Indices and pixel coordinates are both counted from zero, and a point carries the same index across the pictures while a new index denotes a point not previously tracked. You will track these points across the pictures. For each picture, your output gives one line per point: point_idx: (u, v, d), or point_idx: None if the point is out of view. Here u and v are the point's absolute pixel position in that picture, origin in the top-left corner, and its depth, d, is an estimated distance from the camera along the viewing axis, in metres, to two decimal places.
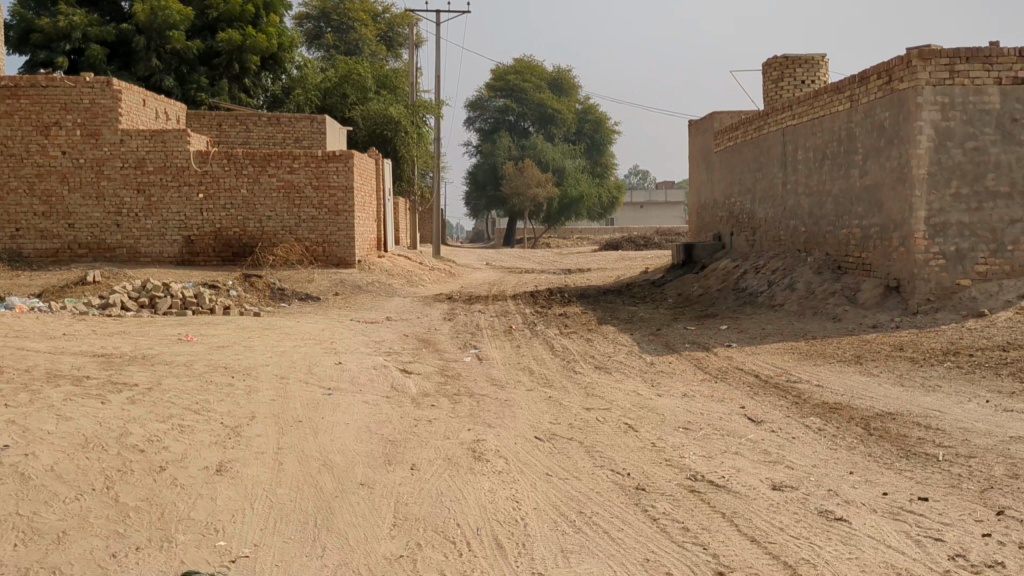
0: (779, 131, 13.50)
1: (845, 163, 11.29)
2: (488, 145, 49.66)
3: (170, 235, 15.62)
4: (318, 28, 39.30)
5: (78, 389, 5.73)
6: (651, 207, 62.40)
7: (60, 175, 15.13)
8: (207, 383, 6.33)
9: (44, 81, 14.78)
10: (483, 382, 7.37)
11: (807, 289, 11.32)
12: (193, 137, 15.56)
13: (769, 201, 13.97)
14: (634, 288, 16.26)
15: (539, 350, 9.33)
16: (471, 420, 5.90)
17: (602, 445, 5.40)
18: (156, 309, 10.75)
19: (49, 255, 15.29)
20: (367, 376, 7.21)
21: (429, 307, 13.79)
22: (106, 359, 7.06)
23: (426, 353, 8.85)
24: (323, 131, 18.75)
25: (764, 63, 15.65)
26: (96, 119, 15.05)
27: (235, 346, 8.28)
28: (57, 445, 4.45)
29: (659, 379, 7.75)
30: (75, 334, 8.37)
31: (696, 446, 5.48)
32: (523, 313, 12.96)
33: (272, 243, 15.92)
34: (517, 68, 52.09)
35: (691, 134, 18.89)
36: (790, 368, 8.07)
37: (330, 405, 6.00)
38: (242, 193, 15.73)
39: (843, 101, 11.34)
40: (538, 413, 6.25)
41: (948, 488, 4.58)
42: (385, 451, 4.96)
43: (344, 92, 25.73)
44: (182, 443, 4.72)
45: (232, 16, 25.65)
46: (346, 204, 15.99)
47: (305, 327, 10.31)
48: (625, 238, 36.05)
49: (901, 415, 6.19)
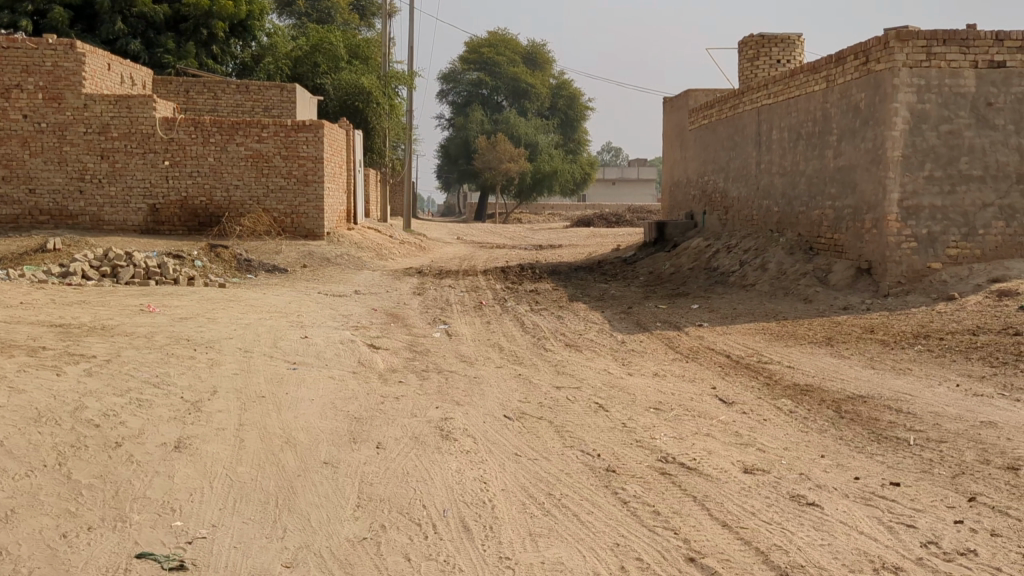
0: (754, 110, 13.43)
1: (819, 144, 11.25)
2: (461, 119, 49.30)
3: (135, 203, 15.29)
4: None
5: (32, 360, 5.55)
6: (623, 184, 62.40)
7: (21, 140, 14.77)
8: (168, 356, 6.15)
9: (5, 42, 14.40)
10: (453, 359, 7.25)
11: (778, 269, 11.30)
12: (160, 103, 15.21)
13: (743, 180, 13.91)
14: (605, 265, 16.20)
15: (510, 327, 9.22)
16: (439, 397, 5.79)
17: (572, 425, 5.32)
18: (117, 279, 10.52)
19: (9, 221, 14.96)
20: (333, 350, 7.07)
21: (399, 281, 13.63)
22: (64, 330, 6.86)
23: (395, 328, 8.72)
24: (294, 100, 18.44)
25: (740, 41, 15.57)
26: (59, 82, 14.65)
27: (199, 317, 8.10)
28: (7, 418, 4.28)
29: (630, 358, 7.69)
30: (32, 303, 8.15)
31: (667, 427, 5.41)
32: (493, 289, 12.86)
33: (239, 213, 15.64)
34: (491, 41, 51.73)
35: (665, 111, 18.78)
36: (761, 349, 8.03)
37: (295, 380, 5.85)
38: (210, 161, 15.42)
39: (820, 81, 11.27)
40: (508, 391, 6.15)
41: (920, 473, 4.54)
42: (350, 429, 4.83)
43: (315, 60, 25.33)
44: (139, 418, 4.56)
45: None
46: (316, 175, 15.74)
47: (271, 300, 10.13)
48: (597, 215, 35.98)
49: (872, 398, 6.16)
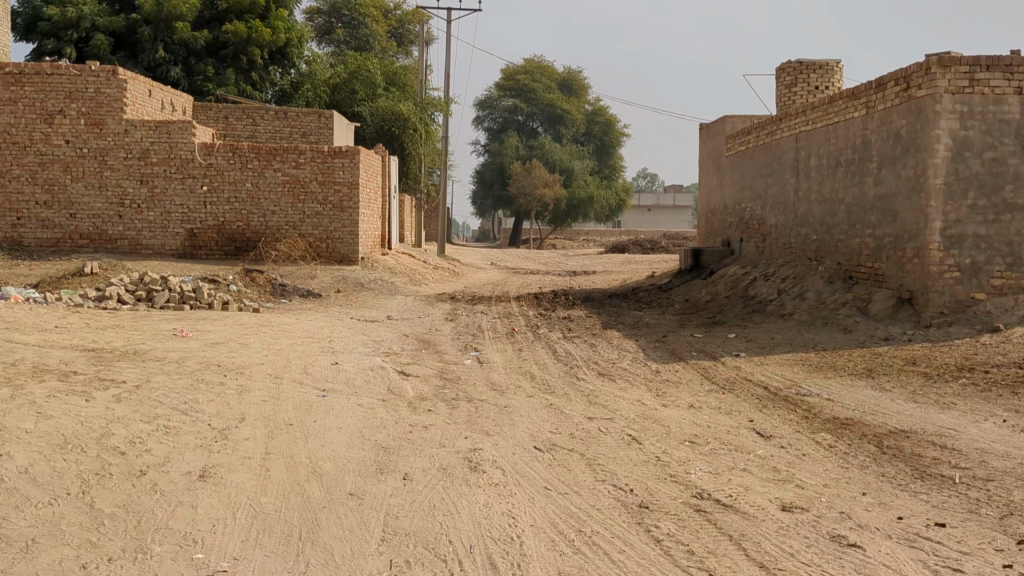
0: (793, 137, 13.27)
1: (859, 171, 11.07)
2: (496, 145, 49.50)
3: (173, 227, 15.43)
4: (328, 23, 39.20)
5: (63, 385, 5.54)
6: (658, 210, 62.16)
7: (63, 164, 14.96)
8: (198, 382, 6.12)
9: (49, 69, 14.66)
10: (484, 387, 7.15)
11: (817, 298, 11.09)
12: (199, 129, 15.38)
13: (780, 208, 13.74)
14: (641, 292, 16.06)
15: (542, 355, 9.11)
16: (469, 427, 5.69)
17: (604, 458, 5.20)
18: (153, 303, 10.59)
19: (50, 245, 15.15)
20: (363, 377, 7.01)
21: (432, 307, 13.59)
22: (96, 354, 6.88)
23: (426, 355, 8.65)
24: (331, 126, 18.57)
25: (777, 68, 15.45)
26: (101, 109, 14.88)
27: (231, 343, 8.09)
28: (34, 445, 4.25)
29: (665, 388, 7.54)
30: (67, 327, 8.20)
31: (703, 461, 5.27)
32: (526, 315, 12.77)
33: (275, 238, 15.73)
34: (527, 68, 52.07)
35: (702, 138, 18.66)
36: (800, 381, 7.84)
37: (324, 408, 5.80)
38: (247, 187, 15.55)
39: (859, 107, 11.11)
40: (539, 421, 6.04)
41: (966, 514, 4.36)
42: (377, 459, 4.75)
43: (352, 87, 25.56)
44: (165, 446, 4.52)
45: (242, 8, 25.52)
46: (351, 201, 15.80)
47: (304, 325, 10.12)
48: (633, 241, 35.80)
49: (915, 433, 5.97)
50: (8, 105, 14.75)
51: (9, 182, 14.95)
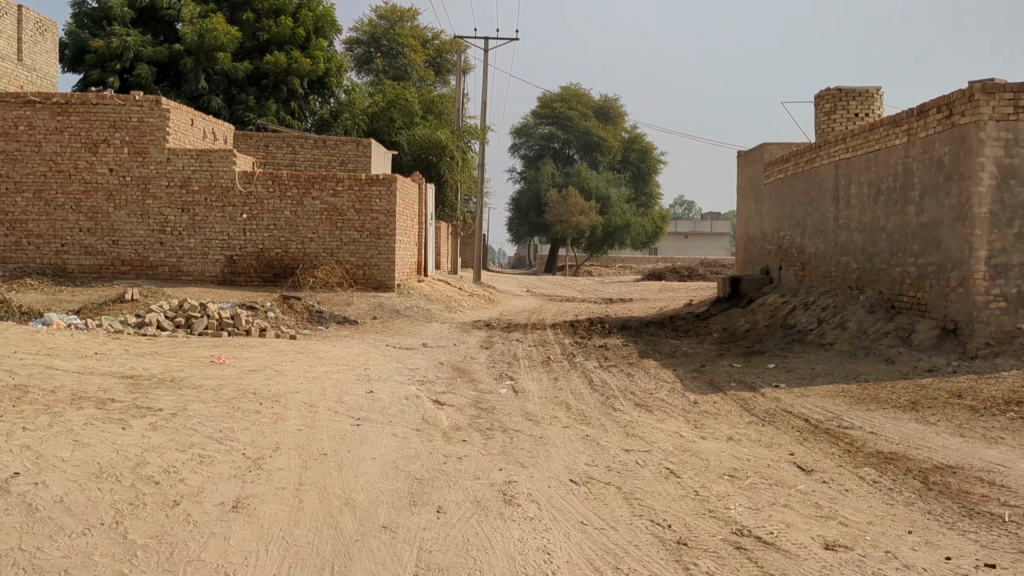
0: (832, 165, 13.13)
1: (900, 199, 10.91)
2: (532, 172, 49.63)
3: (213, 254, 15.59)
4: (367, 52, 39.70)
5: (100, 413, 5.56)
6: (695, 237, 61.83)
7: (107, 193, 15.24)
8: (234, 410, 6.12)
9: (95, 98, 14.96)
10: (519, 418, 7.08)
11: (858, 328, 10.90)
12: (239, 157, 15.57)
13: (820, 236, 13.56)
14: (678, 320, 15.91)
15: (578, 384, 9.01)
16: (504, 458, 5.63)
17: (642, 492, 5.10)
18: (191, 329, 10.67)
19: (93, 271, 15.37)
20: (398, 407, 6.97)
21: (468, 335, 13.57)
22: (134, 382, 6.91)
23: (461, 383, 8.60)
24: (369, 155, 18.71)
25: (815, 95, 15.32)
26: (144, 137, 15.14)
27: (268, 370, 8.10)
28: (70, 473, 4.26)
29: (704, 420, 7.42)
30: (107, 353, 8.27)
31: (742, 496, 5.15)
32: (562, 343, 12.69)
33: (313, 265, 15.82)
34: (564, 96, 52.28)
35: (739, 165, 18.54)
36: (842, 413, 7.68)
37: (358, 437, 5.77)
38: (286, 215, 15.68)
39: (900, 135, 10.97)
40: (575, 453, 5.96)
41: (1018, 554, 4.21)
42: (411, 492, 4.69)
43: (390, 116, 25.77)
44: (199, 475, 4.51)
45: (283, 39, 25.91)
46: (388, 228, 15.87)
47: (340, 352, 10.13)
48: (669, 269, 35.59)
49: (962, 469, 5.80)
50: (54, 135, 15.04)
51: (54, 209, 15.21)
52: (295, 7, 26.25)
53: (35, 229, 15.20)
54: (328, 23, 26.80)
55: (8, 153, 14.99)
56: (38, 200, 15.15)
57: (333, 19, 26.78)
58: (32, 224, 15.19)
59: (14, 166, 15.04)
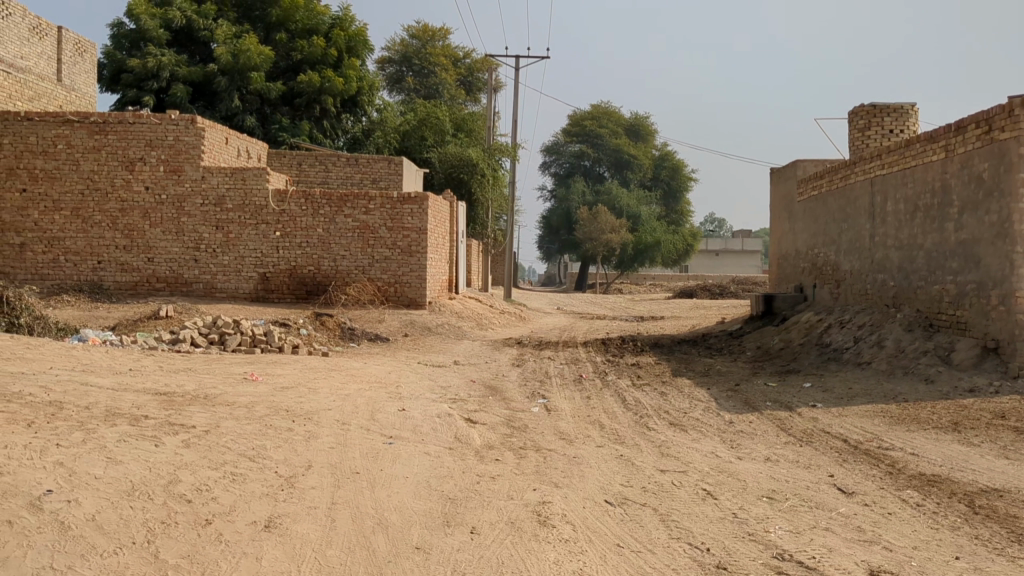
0: (868, 181, 12.96)
1: (938, 216, 10.74)
2: (563, 190, 49.64)
3: (246, 271, 15.68)
4: (399, 71, 39.99)
5: (134, 430, 5.55)
6: (726, 255, 61.47)
7: (143, 211, 15.40)
8: (267, 428, 6.10)
9: (131, 118, 15.14)
10: (552, 436, 7.00)
11: (896, 347, 10.70)
12: (273, 175, 15.69)
13: (855, 253, 13.38)
14: (711, 338, 15.74)
15: (611, 403, 8.91)
16: (537, 478, 5.55)
17: (678, 514, 5.01)
18: (225, 346, 10.70)
19: (128, 288, 15.51)
20: (430, 425, 6.91)
21: (500, 352, 13.52)
22: (168, 399, 6.91)
23: (493, 402, 8.52)
24: (400, 172, 18.78)
25: (849, 111, 15.17)
26: (179, 156, 15.30)
27: (300, 387, 8.08)
28: (102, 491, 4.24)
29: (740, 440, 7.29)
30: (140, 370, 8.30)
31: (782, 519, 5.04)
32: (594, 361, 12.60)
33: (345, 282, 15.86)
34: (594, 114, 52.36)
35: (773, 183, 18.38)
36: (882, 434, 7.51)
37: (390, 456, 5.72)
38: (318, 232, 15.76)
39: (937, 150, 10.81)
40: (609, 473, 5.87)
41: None
42: (444, 512, 4.63)
43: (422, 134, 25.90)
44: (232, 494, 4.48)
45: (316, 58, 26.17)
46: (419, 246, 15.89)
47: (372, 370, 10.11)
48: (701, 286, 35.34)
49: (1009, 492, 5.64)
50: (91, 153, 15.23)
51: (91, 227, 15.37)
52: (329, 27, 26.87)
53: (72, 247, 15.36)
54: (360, 42, 27.03)
55: (46, 172, 15.19)
56: (75, 218, 15.32)
57: (366, 39, 27.03)
58: (69, 241, 15.35)
59: (52, 184, 15.23)
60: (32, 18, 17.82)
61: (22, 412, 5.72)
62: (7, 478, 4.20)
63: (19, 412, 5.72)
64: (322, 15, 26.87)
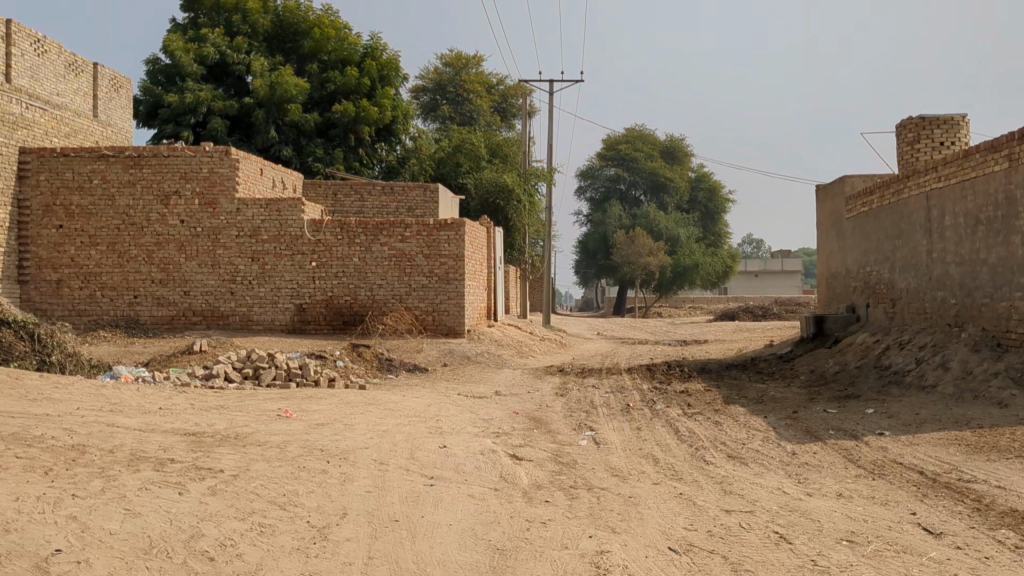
0: (923, 195, 12.38)
1: (1003, 230, 10.15)
2: (600, 215, 49.20)
3: (283, 302, 15.40)
4: (434, 100, 39.88)
5: (158, 476, 5.19)
6: (766, 275, 60.57)
7: (178, 244, 15.21)
8: (300, 470, 5.71)
9: (165, 151, 15.00)
10: (603, 473, 6.52)
11: (962, 368, 10.08)
12: (308, 206, 15.47)
13: (912, 270, 12.79)
14: (760, 362, 15.14)
15: (663, 434, 8.40)
16: (592, 522, 5.09)
17: (751, 563, 4.52)
18: (259, 381, 10.38)
19: (164, 322, 15.28)
20: (474, 463, 6.46)
21: (542, 381, 13.08)
22: (196, 440, 6.55)
23: (539, 435, 8.06)
24: (436, 200, 18.46)
25: (897, 125, 14.61)
26: (214, 188, 15.13)
27: (336, 424, 7.67)
28: (117, 550, 3.88)
29: (806, 474, 6.75)
30: (171, 408, 7.95)
31: (867, 567, 4.54)
32: (641, 389, 12.07)
33: (382, 311, 15.52)
34: (629, 137, 52.16)
35: (819, 200, 17.81)
36: (960, 464, 6.93)
37: (432, 499, 5.29)
38: (354, 261, 15.46)
39: (1000, 160, 10.22)
40: (671, 515, 5.39)
41: None
42: (494, 567, 4.18)
43: (457, 160, 25.67)
44: (259, 549, 4.09)
45: (349, 88, 26.09)
46: (457, 273, 15.54)
47: (411, 403, 9.68)
48: (743, 308, 34.61)
49: None
50: (127, 187, 15.12)
51: (127, 262, 15.21)
52: (361, 56, 26.81)
53: (108, 282, 15.21)
54: (393, 69, 26.91)
55: (82, 208, 15.11)
56: (112, 253, 15.18)
57: (398, 66, 26.91)
58: (105, 277, 15.20)
59: (88, 220, 15.13)
60: (68, 55, 17.83)
61: (41, 458, 5.39)
62: (14, 537, 3.86)
63: (39, 459, 5.38)
64: (355, 44, 26.82)
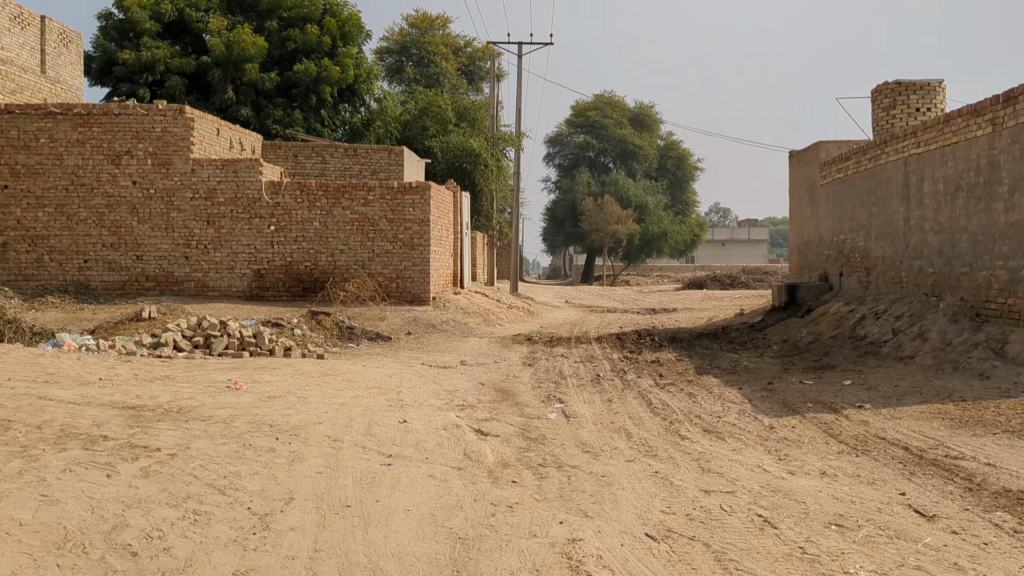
0: (900, 161, 12.04)
1: (985, 196, 9.83)
2: (567, 181, 48.62)
3: (240, 268, 14.83)
4: (399, 62, 39.03)
5: (85, 456, 4.70)
6: (733, 245, 60.58)
7: (130, 206, 14.56)
8: (245, 449, 5.24)
9: (117, 108, 14.26)
10: (574, 450, 6.11)
11: (941, 340, 9.79)
12: (267, 167, 14.86)
13: (888, 239, 12.49)
14: (732, 331, 14.85)
15: (635, 406, 8.02)
16: (564, 506, 4.68)
17: (735, 551, 4.14)
18: (210, 350, 9.85)
19: (116, 288, 14.68)
20: (435, 440, 6.03)
21: (508, 350, 12.64)
22: (136, 414, 6.08)
23: (506, 408, 7.65)
24: (401, 163, 17.86)
25: (873, 90, 14.25)
26: (167, 148, 14.43)
27: (289, 397, 7.20)
28: (25, 544, 3.42)
29: (787, 450, 6.39)
30: (111, 379, 7.44)
31: (860, 554, 4.19)
32: (610, 358, 11.71)
33: (344, 277, 15.02)
34: (597, 103, 51.21)
35: (792, 166, 17.46)
36: (945, 440, 6.62)
37: (388, 481, 4.85)
38: (315, 226, 14.92)
39: (983, 124, 9.88)
40: (646, 496, 5.01)
41: None
42: (454, 559, 3.76)
43: (423, 124, 25.06)
44: (190, 541, 3.64)
45: (310, 47, 25.28)
46: (421, 238, 15.03)
47: (371, 374, 9.22)
48: (711, 277, 34.38)
49: None
50: (76, 146, 14.35)
51: (76, 224, 14.52)
52: (321, 13, 25.80)
53: (57, 245, 14.51)
54: (354, 27, 26.14)
55: (28, 167, 14.32)
56: (60, 215, 14.46)
57: (360, 24, 26.20)
58: (53, 240, 14.49)
59: (34, 180, 14.36)
60: (13, 7, 16.96)
61: None
62: None
63: None
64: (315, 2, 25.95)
